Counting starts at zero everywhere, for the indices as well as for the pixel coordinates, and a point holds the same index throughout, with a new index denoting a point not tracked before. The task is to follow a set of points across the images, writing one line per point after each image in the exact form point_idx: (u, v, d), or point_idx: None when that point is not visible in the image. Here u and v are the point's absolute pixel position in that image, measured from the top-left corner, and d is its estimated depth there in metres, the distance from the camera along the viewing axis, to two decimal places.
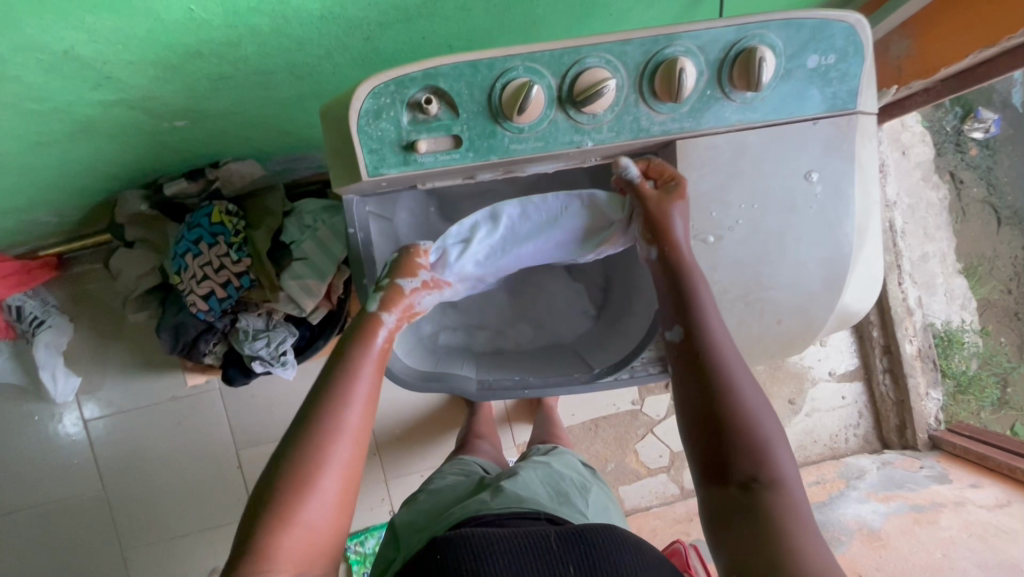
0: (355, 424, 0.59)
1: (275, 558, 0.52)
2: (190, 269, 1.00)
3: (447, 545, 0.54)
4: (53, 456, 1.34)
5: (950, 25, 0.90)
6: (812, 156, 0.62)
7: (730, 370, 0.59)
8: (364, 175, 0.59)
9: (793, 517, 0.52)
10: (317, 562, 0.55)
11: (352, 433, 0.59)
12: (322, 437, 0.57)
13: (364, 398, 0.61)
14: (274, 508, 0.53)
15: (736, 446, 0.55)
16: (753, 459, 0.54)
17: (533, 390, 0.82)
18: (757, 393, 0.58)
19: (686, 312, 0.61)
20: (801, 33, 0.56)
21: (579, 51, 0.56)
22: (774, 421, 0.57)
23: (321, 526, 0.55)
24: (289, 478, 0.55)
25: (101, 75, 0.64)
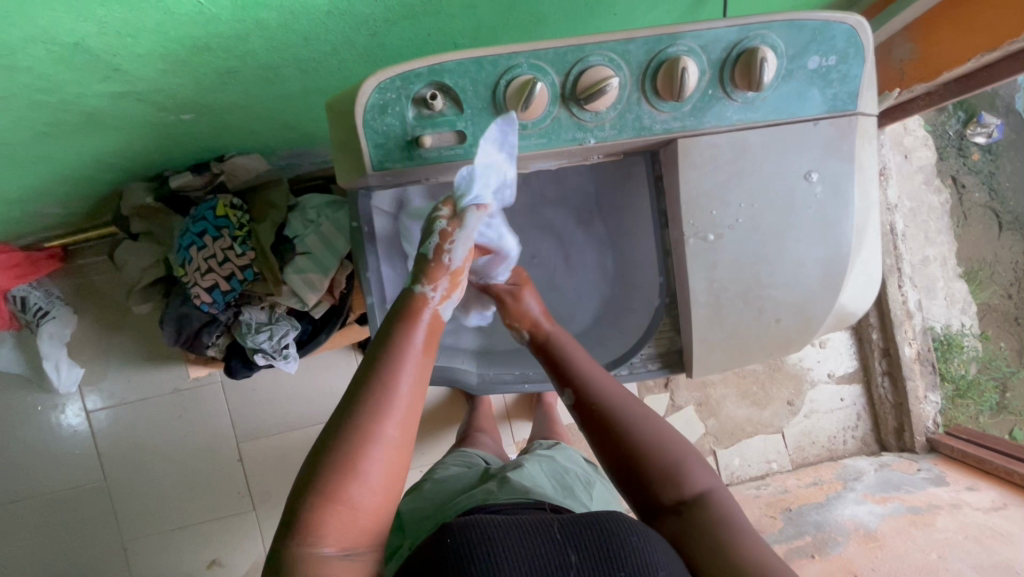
0: (404, 411, 0.53)
1: (322, 532, 0.49)
2: (195, 262, 1.01)
3: (456, 530, 0.55)
4: (55, 446, 1.35)
5: (952, 29, 0.91)
6: (812, 156, 0.62)
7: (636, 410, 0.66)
8: (369, 169, 0.60)
9: (724, 523, 0.58)
10: (361, 545, 0.51)
11: (403, 421, 0.53)
12: (371, 421, 0.52)
13: (413, 386, 0.55)
14: (316, 495, 0.49)
15: (657, 477, 0.61)
16: (676, 483, 0.61)
17: (533, 384, 0.83)
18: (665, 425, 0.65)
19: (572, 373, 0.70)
20: (803, 34, 0.57)
21: (583, 50, 0.56)
22: (683, 444, 0.65)
23: (366, 510, 0.51)
24: (335, 464, 0.50)
25: (110, 67, 0.65)
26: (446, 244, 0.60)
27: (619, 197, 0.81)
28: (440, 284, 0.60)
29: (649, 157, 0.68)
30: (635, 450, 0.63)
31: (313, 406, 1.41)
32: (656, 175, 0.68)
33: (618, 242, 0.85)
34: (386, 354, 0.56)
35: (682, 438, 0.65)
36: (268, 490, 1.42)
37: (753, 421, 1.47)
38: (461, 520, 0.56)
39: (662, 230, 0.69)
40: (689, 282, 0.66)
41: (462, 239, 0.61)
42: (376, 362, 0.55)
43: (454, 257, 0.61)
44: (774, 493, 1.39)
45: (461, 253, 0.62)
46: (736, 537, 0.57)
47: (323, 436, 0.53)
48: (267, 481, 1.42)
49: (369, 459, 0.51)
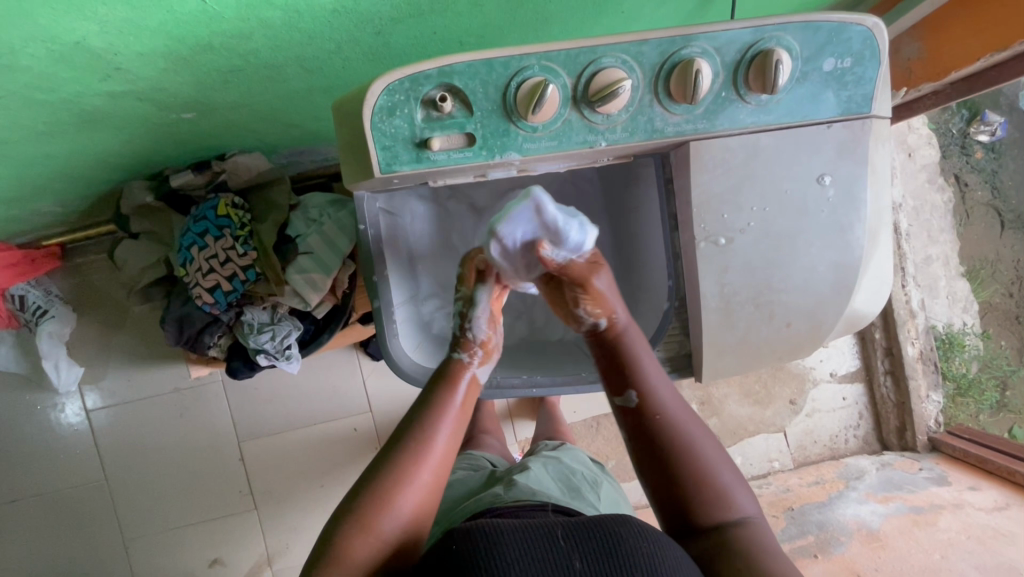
0: (439, 457, 0.62)
1: (352, 558, 0.55)
2: (196, 262, 1.00)
3: (460, 536, 0.54)
4: (55, 445, 1.34)
5: (960, 28, 0.90)
6: (826, 159, 0.62)
7: (690, 430, 0.63)
8: (376, 172, 0.58)
9: (763, 554, 0.57)
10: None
11: (437, 467, 0.61)
12: (411, 460, 0.60)
13: (449, 437, 0.63)
14: (356, 519, 0.56)
15: (699, 500, 0.60)
16: (717, 508, 0.60)
17: (540, 389, 0.82)
18: (715, 449, 0.63)
19: (637, 378, 0.64)
20: (818, 36, 0.56)
21: (595, 51, 0.55)
22: (731, 472, 0.62)
23: (395, 539, 0.57)
24: (376, 492, 0.58)
25: (111, 66, 0.64)
26: (468, 321, 0.71)
27: (629, 198, 0.81)
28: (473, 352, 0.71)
29: (659, 159, 0.67)
30: (682, 470, 0.61)
31: (314, 405, 1.40)
32: (666, 177, 0.67)
33: (626, 243, 0.84)
34: (428, 406, 0.65)
35: (731, 462, 0.63)
36: (270, 489, 1.42)
37: (755, 421, 1.47)
38: (465, 525, 0.55)
39: (671, 233, 0.69)
40: (699, 287, 0.66)
41: (481, 315, 0.71)
42: (420, 412, 0.65)
43: (478, 330, 0.72)
44: (776, 492, 1.39)
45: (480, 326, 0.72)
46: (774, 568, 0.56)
47: (368, 470, 0.61)
48: (269, 481, 1.42)
49: (404, 494, 0.58)
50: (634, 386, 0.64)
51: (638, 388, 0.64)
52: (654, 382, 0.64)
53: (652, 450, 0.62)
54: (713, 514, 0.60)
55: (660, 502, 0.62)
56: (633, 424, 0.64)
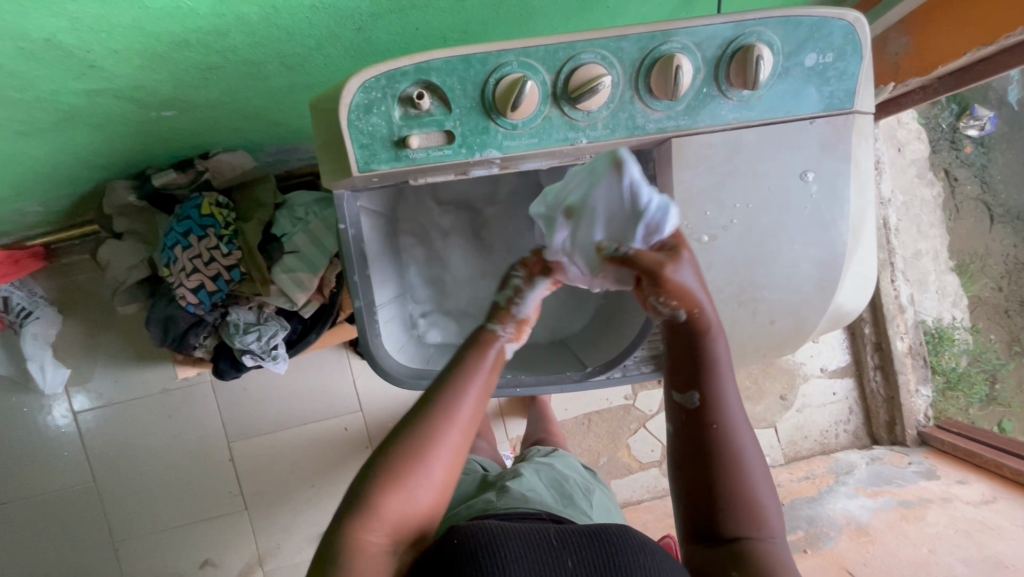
0: (467, 424, 0.53)
1: (379, 521, 0.50)
2: (180, 262, 0.99)
3: (462, 532, 0.53)
4: (42, 448, 1.33)
5: (947, 23, 0.90)
6: (808, 156, 0.61)
7: (738, 434, 0.53)
8: (355, 171, 0.58)
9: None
10: (408, 536, 0.52)
11: (464, 432, 0.53)
12: (437, 425, 0.51)
13: (478, 399, 0.54)
14: (384, 482, 0.50)
15: (728, 512, 0.52)
16: (743, 523, 0.52)
17: (525, 388, 0.79)
18: (759, 461, 0.54)
19: (702, 375, 0.53)
20: (799, 31, 0.56)
21: (575, 47, 0.55)
22: (769, 486, 0.54)
23: (421, 503, 0.51)
24: (403, 452, 0.51)
25: (85, 64, 0.63)
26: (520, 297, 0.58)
27: None
28: (509, 326, 0.57)
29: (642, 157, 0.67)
30: (723, 480, 0.52)
31: (305, 405, 1.39)
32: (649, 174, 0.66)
33: None
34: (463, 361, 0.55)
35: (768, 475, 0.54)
36: (261, 490, 1.41)
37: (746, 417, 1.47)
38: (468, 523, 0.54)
39: None
40: None
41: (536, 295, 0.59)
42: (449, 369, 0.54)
43: (524, 309, 0.58)
44: None
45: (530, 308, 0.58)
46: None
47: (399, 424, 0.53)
48: (260, 482, 1.41)
49: (433, 459, 0.51)
50: (701, 384, 0.53)
51: (705, 386, 0.53)
52: (722, 382, 0.53)
53: (696, 451, 0.53)
54: (738, 526, 0.53)
55: (688, 504, 0.54)
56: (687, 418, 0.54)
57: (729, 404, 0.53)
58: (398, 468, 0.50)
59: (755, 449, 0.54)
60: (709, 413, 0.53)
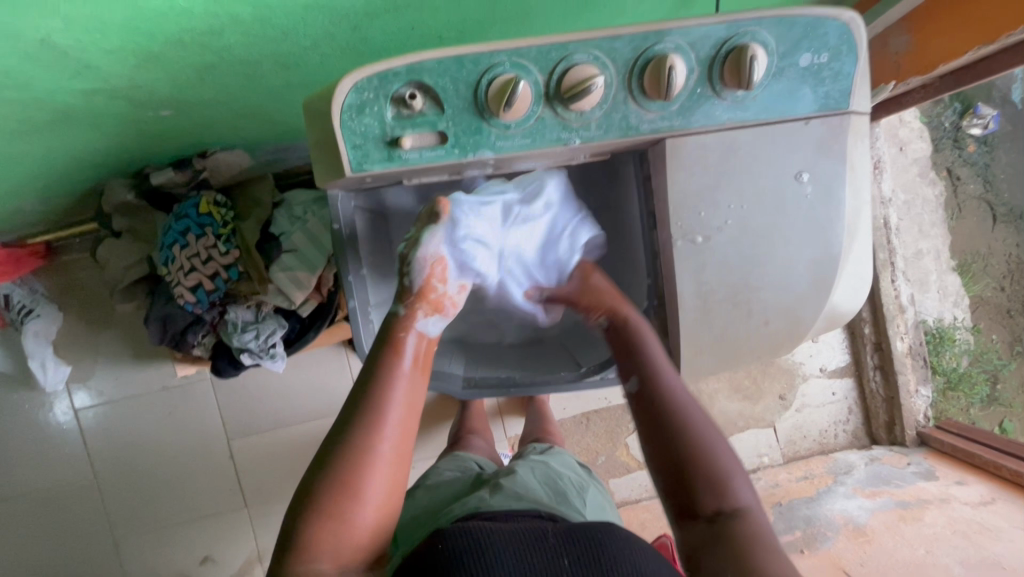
0: (396, 430, 0.58)
1: (319, 547, 0.53)
2: (178, 261, 0.99)
3: (447, 535, 0.55)
4: (43, 444, 1.33)
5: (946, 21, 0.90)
6: (803, 156, 0.61)
7: (689, 413, 0.63)
8: (347, 171, 0.58)
9: (758, 543, 0.55)
10: (358, 555, 0.55)
11: (396, 440, 0.58)
12: (363, 440, 0.56)
13: (404, 405, 0.59)
14: (315, 509, 0.54)
15: (700, 486, 0.59)
16: (715, 494, 0.59)
17: (519, 388, 0.82)
18: (718, 435, 0.62)
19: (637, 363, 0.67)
20: (794, 31, 0.55)
21: (567, 47, 0.55)
22: (730, 455, 0.61)
23: (362, 517, 0.55)
24: (331, 474, 0.55)
25: (80, 64, 0.63)
26: (407, 267, 0.61)
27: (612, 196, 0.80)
28: (410, 305, 0.62)
29: (637, 156, 0.67)
30: (686, 458, 0.60)
31: (303, 403, 1.40)
32: (644, 174, 0.66)
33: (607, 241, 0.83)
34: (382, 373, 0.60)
35: (728, 446, 0.62)
36: (261, 488, 1.42)
37: (745, 416, 1.46)
38: (454, 526, 0.56)
39: (650, 231, 0.68)
40: (677, 286, 0.65)
41: (423, 261, 0.61)
42: (369, 384, 0.60)
43: (415, 279, 0.62)
44: (765, 487, 1.40)
45: (420, 276, 0.61)
46: (765, 557, 0.54)
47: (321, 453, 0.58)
48: (259, 479, 1.42)
49: (366, 471, 0.55)
50: (640, 372, 0.66)
51: (640, 372, 0.66)
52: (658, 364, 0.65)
53: (658, 436, 0.62)
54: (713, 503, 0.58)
55: (668, 489, 0.61)
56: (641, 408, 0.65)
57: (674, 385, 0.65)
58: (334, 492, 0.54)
59: (709, 424, 0.62)
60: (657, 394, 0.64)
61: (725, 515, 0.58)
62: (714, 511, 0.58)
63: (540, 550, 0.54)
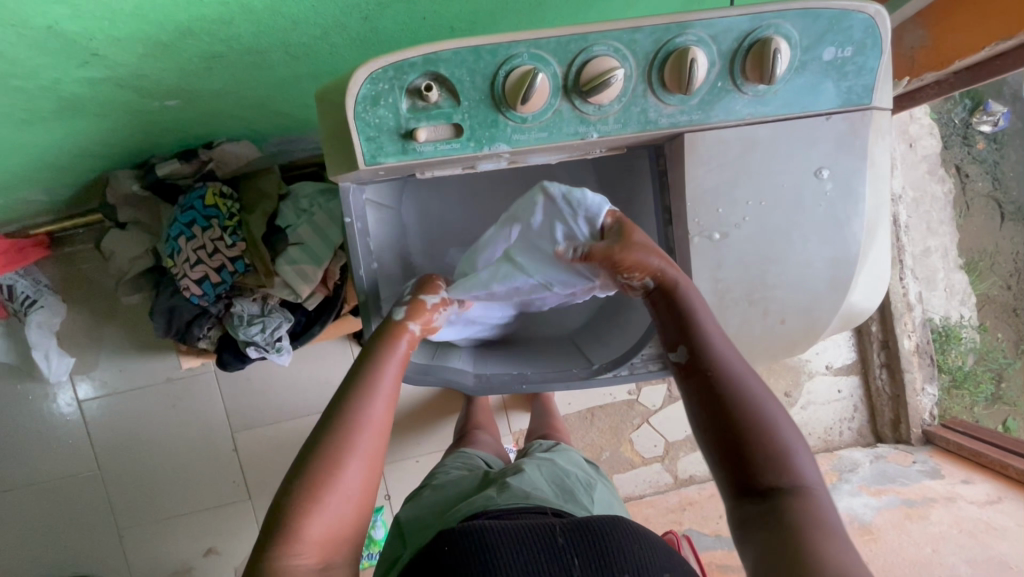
0: (380, 419, 0.61)
1: (303, 541, 0.53)
2: (183, 253, 0.98)
3: (455, 536, 0.54)
4: (47, 435, 1.33)
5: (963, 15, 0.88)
6: (823, 152, 0.60)
7: (746, 380, 0.57)
8: (361, 164, 0.57)
9: (820, 524, 0.50)
10: (340, 550, 0.55)
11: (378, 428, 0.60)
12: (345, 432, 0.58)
13: (387, 396, 0.62)
14: (298, 504, 0.53)
15: (757, 460, 0.53)
16: (774, 470, 0.53)
17: (531, 386, 0.79)
18: (775, 404, 0.56)
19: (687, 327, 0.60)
20: (818, 24, 0.54)
21: (587, 39, 0.53)
22: (789, 426, 0.55)
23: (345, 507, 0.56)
24: (314, 467, 0.56)
25: (88, 52, 0.61)
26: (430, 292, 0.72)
27: (624, 191, 0.80)
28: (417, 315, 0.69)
29: (652, 151, 0.66)
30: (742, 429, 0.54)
31: (307, 396, 1.39)
32: (660, 169, 0.65)
33: None
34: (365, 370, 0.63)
35: (787, 416, 0.55)
36: (265, 480, 1.42)
37: None
38: (459, 525, 0.55)
39: (665, 227, 0.66)
40: (693, 284, 0.64)
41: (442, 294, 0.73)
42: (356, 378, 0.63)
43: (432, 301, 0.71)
44: None
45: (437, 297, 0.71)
46: (825, 539, 0.49)
47: (302, 453, 0.58)
48: (262, 472, 1.42)
49: (349, 460, 0.57)
50: (689, 335, 0.60)
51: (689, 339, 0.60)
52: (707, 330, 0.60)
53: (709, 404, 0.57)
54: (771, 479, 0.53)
55: (721, 462, 0.55)
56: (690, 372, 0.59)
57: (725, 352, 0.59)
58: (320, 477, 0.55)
59: (767, 394, 0.57)
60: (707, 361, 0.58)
61: (785, 491, 0.52)
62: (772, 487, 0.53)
63: (549, 550, 0.53)
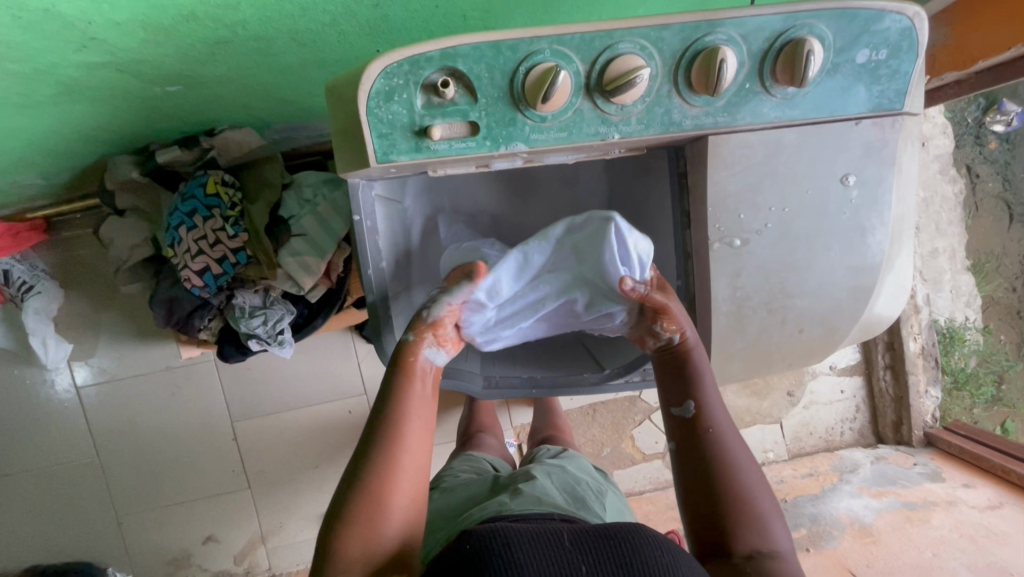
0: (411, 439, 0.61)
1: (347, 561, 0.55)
2: (185, 243, 0.96)
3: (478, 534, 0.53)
4: (45, 421, 1.32)
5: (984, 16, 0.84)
6: (851, 158, 0.58)
7: (728, 446, 0.62)
8: (373, 162, 0.55)
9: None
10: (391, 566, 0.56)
11: (416, 443, 0.62)
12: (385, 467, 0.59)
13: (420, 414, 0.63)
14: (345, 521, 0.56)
15: (738, 521, 0.58)
16: (754, 534, 0.58)
17: (541, 390, 0.79)
18: (755, 472, 0.61)
19: (689, 386, 0.64)
20: (854, 24, 0.52)
21: (613, 35, 0.51)
22: (767, 494, 0.60)
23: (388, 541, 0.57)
24: (358, 500, 0.57)
25: (86, 36, 0.59)
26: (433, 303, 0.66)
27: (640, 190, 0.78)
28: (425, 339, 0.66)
29: (672, 152, 0.64)
30: (724, 494, 0.59)
31: (308, 388, 1.38)
32: (680, 171, 0.63)
33: None
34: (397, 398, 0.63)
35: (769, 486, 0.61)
36: (265, 470, 1.42)
37: (752, 411, 1.45)
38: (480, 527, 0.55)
39: (683, 232, 0.65)
40: (711, 291, 0.63)
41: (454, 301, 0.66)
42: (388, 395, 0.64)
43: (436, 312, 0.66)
44: (769, 483, 1.40)
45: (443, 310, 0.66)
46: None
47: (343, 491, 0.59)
48: (263, 463, 1.41)
49: (394, 500, 0.58)
50: (692, 396, 0.63)
51: (694, 397, 0.63)
52: (708, 392, 0.64)
53: (695, 467, 0.61)
54: (750, 543, 0.57)
55: (705, 520, 0.59)
56: (682, 431, 0.63)
57: (717, 416, 0.63)
58: (365, 499, 0.57)
59: (750, 462, 0.61)
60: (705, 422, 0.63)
61: (761, 557, 0.57)
62: (748, 552, 0.57)
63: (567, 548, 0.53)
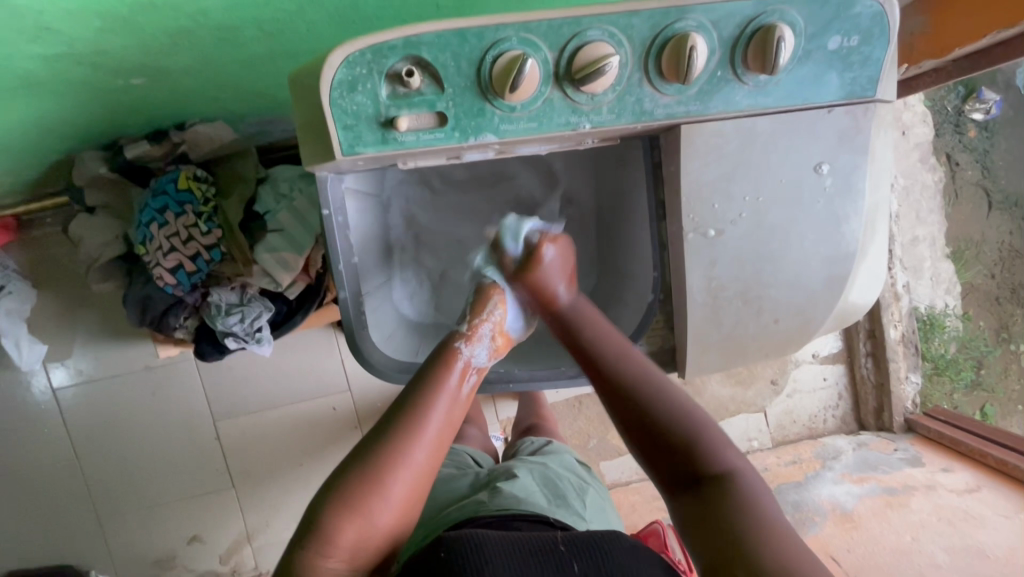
0: (434, 438, 0.61)
1: (336, 539, 0.54)
2: (156, 240, 0.94)
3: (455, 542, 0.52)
4: (22, 424, 1.29)
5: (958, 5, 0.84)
6: (824, 146, 0.58)
7: (650, 382, 0.64)
8: (338, 155, 0.53)
9: (762, 513, 0.54)
10: (374, 553, 0.56)
11: (436, 440, 0.61)
12: (391, 459, 0.58)
13: (445, 411, 0.63)
14: (340, 497, 0.56)
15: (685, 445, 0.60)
16: (710, 454, 0.59)
17: (519, 383, 0.79)
18: (678, 391, 0.64)
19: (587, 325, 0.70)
20: (825, 10, 0.51)
21: (580, 23, 0.50)
22: (711, 426, 0.62)
23: (381, 532, 0.56)
24: (361, 476, 0.57)
25: (39, 27, 0.56)
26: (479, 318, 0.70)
27: (617, 180, 0.78)
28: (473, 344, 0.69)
29: (647, 142, 0.63)
30: (666, 425, 0.61)
31: (291, 384, 1.36)
32: (655, 162, 0.63)
33: (611, 226, 0.82)
34: (399, 423, 0.61)
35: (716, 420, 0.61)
36: (249, 469, 1.40)
37: (737, 401, 1.46)
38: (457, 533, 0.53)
39: (658, 223, 0.66)
40: (687, 283, 0.62)
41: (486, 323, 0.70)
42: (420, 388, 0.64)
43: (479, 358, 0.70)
44: None
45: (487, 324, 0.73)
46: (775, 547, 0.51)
47: (317, 498, 0.58)
48: (247, 461, 1.40)
49: (393, 488, 0.57)
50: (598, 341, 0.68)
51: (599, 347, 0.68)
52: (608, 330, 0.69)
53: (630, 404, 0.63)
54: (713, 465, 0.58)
55: (647, 452, 0.62)
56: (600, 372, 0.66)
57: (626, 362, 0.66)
58: (368, 478, 0.57)
59: (672, 391, 0.64)
60: (616, 371, 0.65)
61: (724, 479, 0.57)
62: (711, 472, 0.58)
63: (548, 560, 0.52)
